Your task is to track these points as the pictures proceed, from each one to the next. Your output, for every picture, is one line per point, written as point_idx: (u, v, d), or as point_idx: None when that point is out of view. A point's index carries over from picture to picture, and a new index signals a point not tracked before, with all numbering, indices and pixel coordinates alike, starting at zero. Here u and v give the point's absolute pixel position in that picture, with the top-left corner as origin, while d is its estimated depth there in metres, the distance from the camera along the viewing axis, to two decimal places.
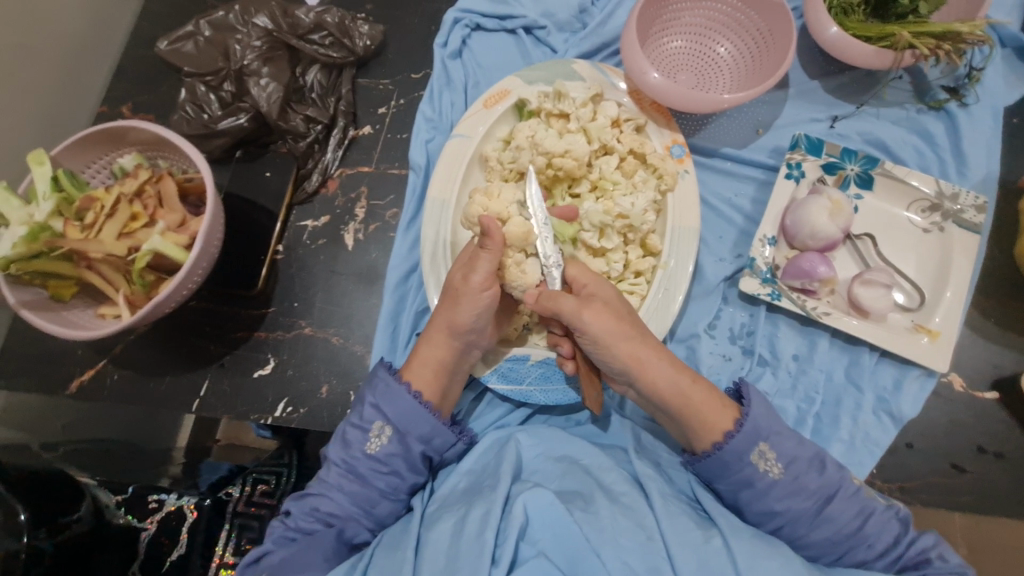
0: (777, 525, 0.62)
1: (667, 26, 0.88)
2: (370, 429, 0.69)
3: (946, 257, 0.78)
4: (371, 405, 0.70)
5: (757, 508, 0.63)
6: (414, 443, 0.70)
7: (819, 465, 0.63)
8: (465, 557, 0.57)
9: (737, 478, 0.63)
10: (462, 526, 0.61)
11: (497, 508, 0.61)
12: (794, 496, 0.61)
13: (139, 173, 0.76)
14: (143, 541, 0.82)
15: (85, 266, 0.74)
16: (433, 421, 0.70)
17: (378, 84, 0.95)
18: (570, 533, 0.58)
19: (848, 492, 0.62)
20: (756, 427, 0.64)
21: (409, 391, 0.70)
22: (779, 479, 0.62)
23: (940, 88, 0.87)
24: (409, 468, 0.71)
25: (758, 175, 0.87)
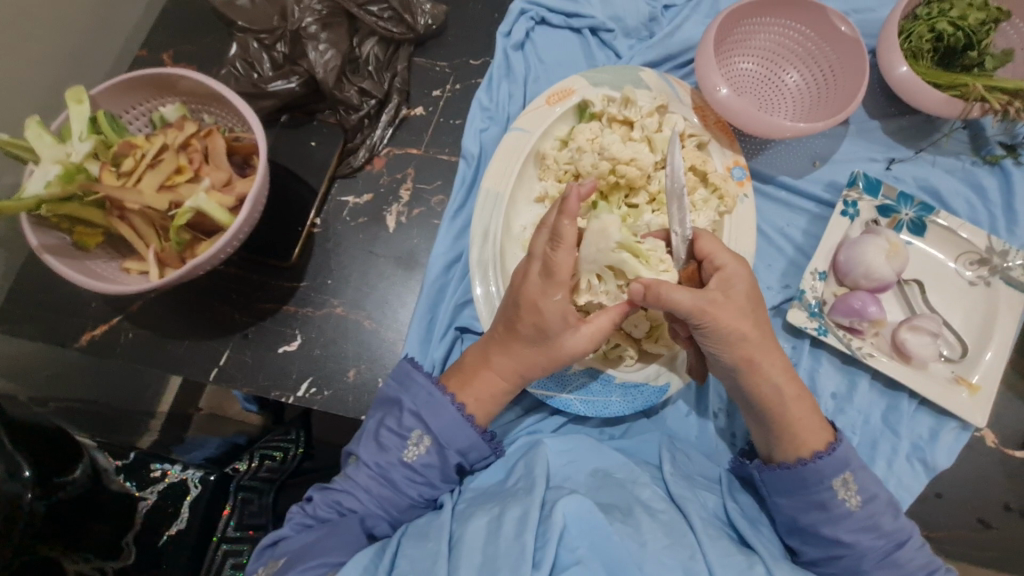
0: (835, 553, 0.61)
1: (738, 45, 0.87)
2: (409, 437, 0.67)
3: (991, 312, 0.78)
4: (411, 412, 0.68)
5: (821, 532, 0.62)
6: (452, 456, 0.68)
7: (893, 510, 0.63)
8: (505, 558, 0.55)
9: (810, 498, 0.63)
10: (499, 525, 0.59)
11: (535, 512, 0.59)
12: (864, 531, 0.61)
13: (185, 126, 0.71)
14: (140, 511, 0.77)
15: (116, 215, 0.69)
16: (473, 435, 0.68)
17: (435, 65, 0.92)
18: (609, 543, 0.56)
19: (918, 543, 0.62)
20: (846, 456, 0.63)
21: (453, 403, 0.68)
22: (855, 510, 0.62)
23: (997, 143, 0.87)
24: (443, 478, 0.69)
25: (811, 207, 0.86)
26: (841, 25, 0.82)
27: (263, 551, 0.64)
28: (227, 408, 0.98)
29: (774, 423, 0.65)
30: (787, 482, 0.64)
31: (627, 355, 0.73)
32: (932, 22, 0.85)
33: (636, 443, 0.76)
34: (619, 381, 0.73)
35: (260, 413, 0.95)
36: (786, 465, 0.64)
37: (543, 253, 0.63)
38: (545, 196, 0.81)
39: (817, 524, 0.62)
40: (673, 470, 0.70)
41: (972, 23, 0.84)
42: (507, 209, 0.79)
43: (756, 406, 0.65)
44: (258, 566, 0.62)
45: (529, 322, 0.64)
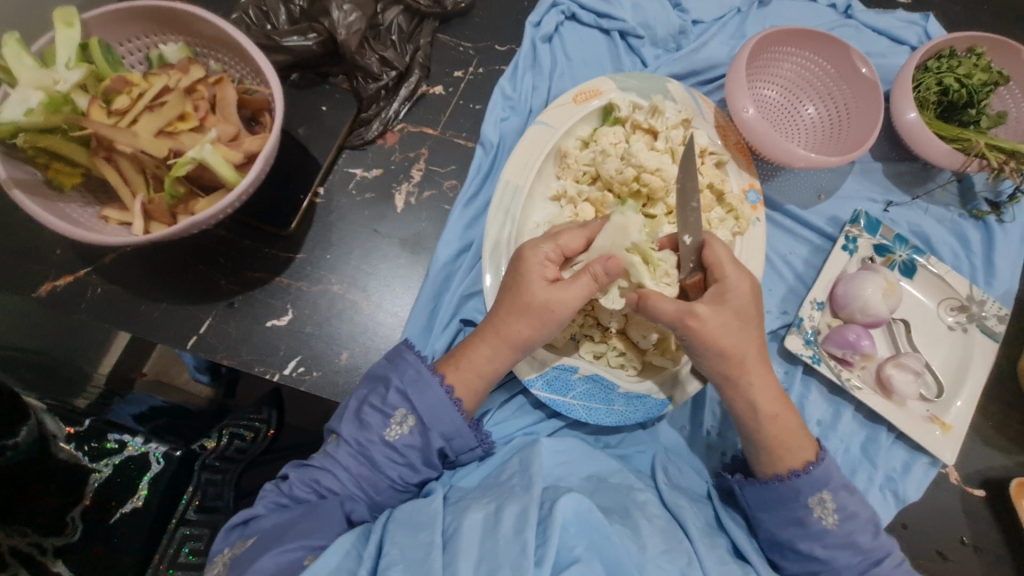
0: (810, 565, 0.63)
1: (762, 73, 0.89)
2: (392, 416, 0.63)
3: (966, 356, 0.83)
4: (398, 390, 0.63)
5: (797, 547, 0.63)
6: (436, 439, 0.63)
7: (872, 528, 0.64)
8: (505, 554, 0.52)
9: (788, 514, 0.64)
10: (496, 521, 0.56)
11: (535, 509, 0.56)
12: (841, 547, 0.62)
13: (192, 70, 0.65)
14: (92, 484, 0.72)
15: (102, 156, 0.62)
16: (459, 419, 0.64)
17: (459, 45, 0.88)
18: (609, 544, 0.55)
19: (894, 560, 0.62)
20: (825, 476, 0.64)
21: (442, 384, 0.64)
22: (831, 527, 0.62)
23: (983, 199, 0.91)
24: (424, 461, 0.65)
25: (813, 238, 0.89)
26: (861, 66, 0.85)
27: (231, 531, 0.59)
28: (173, 378, 0.76)
29: (764, 436, 0.66)
30: (768, 499, 0.65)
31: (631, 364, 0.73)
32: (940, 75, 0.89)
33: (630, 453, 0.77)
34: (623, 391, 0.73)
35: (210, 385, 0.76)
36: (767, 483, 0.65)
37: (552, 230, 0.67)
38: (562, 195, 0.79)
39: (796, 540, 0.63)
40: (666, 481, 0.71)
41: (976, 82, 0.87)
42: (524, 203, 0.77)
43: (753, 424, 0.66)
44: (225, 547, 0.57)
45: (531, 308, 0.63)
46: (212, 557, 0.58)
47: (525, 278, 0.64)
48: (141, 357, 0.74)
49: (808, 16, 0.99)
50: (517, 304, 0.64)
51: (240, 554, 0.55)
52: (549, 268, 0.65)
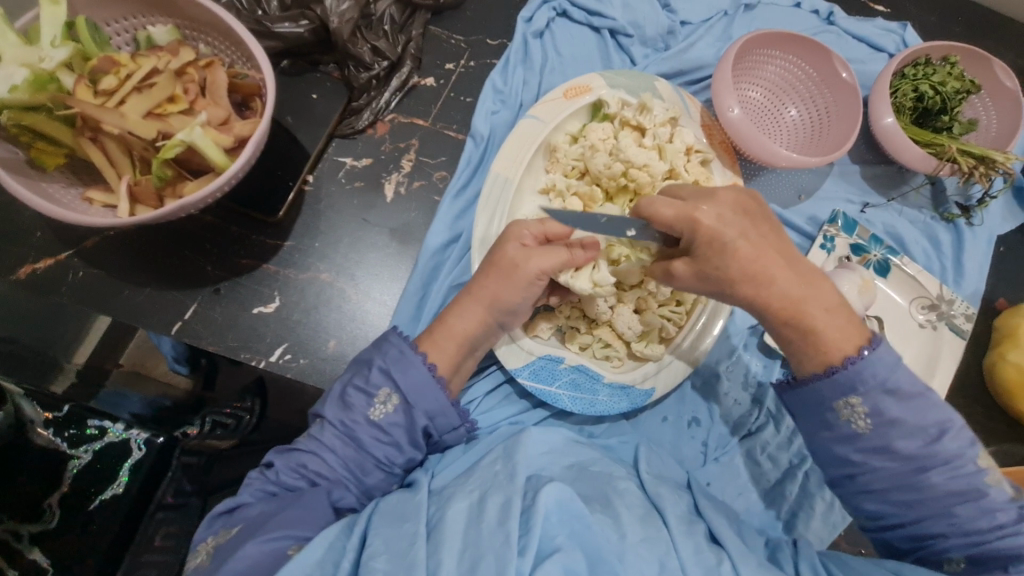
0: (849, 472, 0.60)
1: (748, 74, 0.91)
2: (376, 395, 0.63)
3: (936, 353, 0.86)
4: (381, 369, 0.63)
5: (833, 450, 0.61)
6: (420, 417, 0.64)
7: (922, 436, 0.57)
8: (489, 543, 0.53)
9: (817, 417, 0.61)
10: (480, 512, 0.57)
11: (518, 500, 0.57)
12: (876, 453, 0.58)
13: (182, 52, 0.64)
14: (70, 470, 0.68)
15: (88, 136, 0.62)
16: (443, 398, 0.64)
17: (450, 38, 0.89)
18: (589, 533, 0.56)
19: (947, 470, 0.57)
20: (860, 379, 0.57)
21: (424, 362, 0.64)
22: (864, 432, 0.58)
23: (954, 203, 0.95)
24: (410, 441, 0.64)
25: (793, 237, 0.91)
26: (842, 71, 0.87)
27: (215, 519, 0.58)
28: (150, 369, 0.77)
29: (791, 339, 0.61)
30: (798, 405, 0.63)
31: (615, 355, 0.75)
32: (916, 82, 0.92)
33: (614, 443, 0.78)
34: (608, 381, 0.74)
35: (190, 376, 0.77)
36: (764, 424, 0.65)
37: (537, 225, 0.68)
38: (550, 188, 0.81)
39: (830, 444, 0.61)
40: (649, 470, 0.73)
41: (949, 90, 0.90)
42: (513, 197, 0.78)
43: None
44: (207, 535, 0.57)
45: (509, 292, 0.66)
46: (194, 545, 0.57)
47: (503, 244, 0.67)
48: (118, 347, 0.75)
49: (792, 22, 1.01)
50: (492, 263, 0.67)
51: (224, 543, 0.55)
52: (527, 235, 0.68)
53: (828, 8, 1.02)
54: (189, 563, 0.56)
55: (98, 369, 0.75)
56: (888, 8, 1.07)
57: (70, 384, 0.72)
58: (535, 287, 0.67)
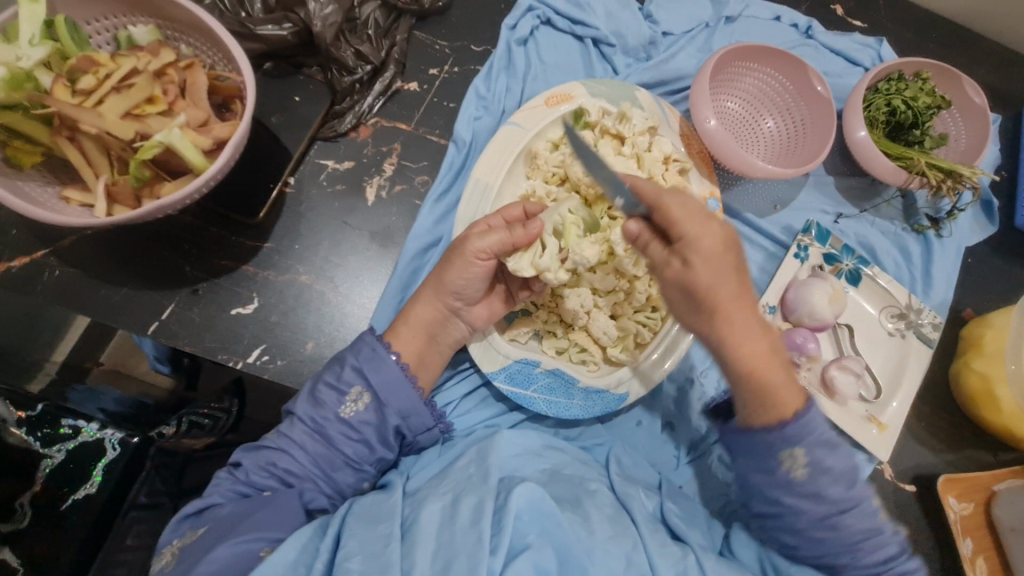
0: (775, 511, 0.64)
1: (727, 87, 0.94)
2: (347, 393, 0.63)
3: (903, 361, 0.88)
4: (353, 367, 0.64)
5: (767, 494, 0.64)
6: (392, 416, 0.65)
7: (846, 480, 0.63)
8: (462, 544, 0.54)
9: (760, 463, 0.63)
10: (454, 512, 0.58)
11: (490, 501, 0.58)
12: (806, 496, 0.62)
13: (162, 53, 0.65)
14: (43, 469, 0.68)
15: (65, 135, 0.61)
16: (415, 396, 0.66)
17: (435, 44, 0.90)
18: (558, 531, 0.57)
19: (861, 510, 0.63)
20: (802, 433, 0.61)
21: (397, 360, 0.65)
22: (799, 478, 0.62)
23: (924, 215, 0.97)
24: (380, 440, 0.65)
25: (768, 245, 0.93)
26: (817, 85, 0.90)
27: (183, 521, 0.58)
28: (130, 368, 0.75)
29: (746, 388, 0.62)
30: (745, 445, 0.63)
31: (591, 359, 0.77)
32: (888, 96, 0.95)
33: (589, 445, 0.79)
34: (582, 385, 0.75)
35: (171, 376, 0.76)
36: (743, 438, 0.64)
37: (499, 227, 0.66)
38: (530, 195, 0.81)
39: (764, 487, 0.64)
40: (619, 472, 0.75)
41: (920, 105, 0.93)
42: (493, 203, 0.79)
43: None
44: (174, 537, 0.56)
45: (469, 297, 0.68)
46: (161, 546, 0.57)
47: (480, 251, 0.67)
48: (97, 347, 0.74)
49: (771, 35, 1.04)
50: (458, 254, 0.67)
51: (192, 543, 0.55)
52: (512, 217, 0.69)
53: (807, 22, 1.05)
54: (154, 565, 0.56)
55: (75, 367, 0.74)
56: (865, 23, 1.09)
57: (46, 383, 0.72)
58: (473, 267, 0.66)
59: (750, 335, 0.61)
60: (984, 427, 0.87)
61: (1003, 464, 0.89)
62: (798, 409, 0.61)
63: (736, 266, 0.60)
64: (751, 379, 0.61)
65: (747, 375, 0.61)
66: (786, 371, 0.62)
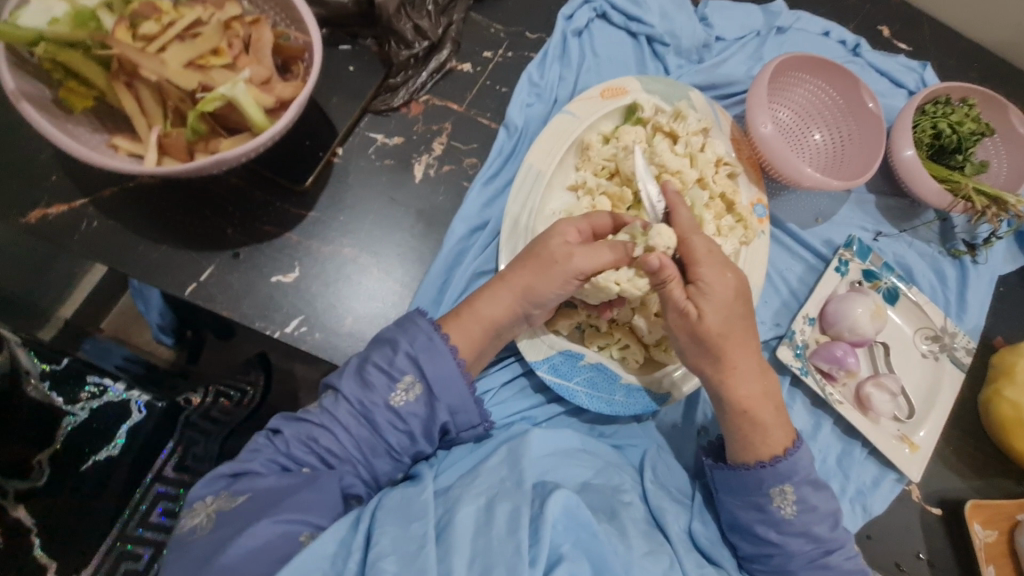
0: (766, 550, 0.65)
1: (779, 96, 0.93)
2: (399, 381, 0.60)
3: (937, 383, 0.88)
4: (406, 354, 0.61)
5: (756, 532, 0.65)
6: (441, 412, 0.62)
7: (833, 521, 0.65)
8: (499, 553, 0.48)
9: (750, 500, 0.66)
10: (489, 518, 0.52)
11: (527, 508, 0.52)
12: (796, 536, 0.64)
13: (228, 6, 0.62)
14: (65, 426, 0.69)
15: (122, 82, 0.59)
16: (468, 393, 0.63)
17: (490, 27, 0.88)
18: (598, 543, 0.52)
19: (847, 553, 0.65)
20: (793, 470, 0.64)
21: (453, 355, 0.62)
22: (790, 518, 0.64)
23: (961, 240, 0.97)
24: (424, 434, 0.63)
25: (809, 258, 0.93)
26: (869, 101, 0.89)
27: (217, 479, 0.55)
28: (132, 336, 0.94)
29: (734, 428, 0.67)
30: (734, 483, 0.67)
31: (633, 358, 0.75)
32: (935, 119, 0.94)
33: (624, 445, 0.77)
34: (625, 381, 0.74)
35: (174, 349, 0.90)
36: (747, 468, 0.66)
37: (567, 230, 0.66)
38: (579, 186, 0.80)
39: (752, 524, 0.65)
40: (653, 480, 0.71)
41: (966, 130, 0.93)
42: (543, 191, 0.78)
43: (743, 430, 0.66)
44: (207, 494, 0.54)
45: (520, 285, 0.66)
46: (191, 501, 0.54)
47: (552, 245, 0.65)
48: (101, 314, 0.92)
49: (822, 48, 1.03)
50: (531, 253, 0.67)
51: (229, 511, 0.52)
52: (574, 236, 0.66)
53: (855, 39, 1.04)
54: (185, 519, 0.53)
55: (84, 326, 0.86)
56: (910, 45, 1.09)
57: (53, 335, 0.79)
58: (570, 288, 0.66)
59: (749, 382, 0.65)
60: (1012, 456, 0.87)
61: None
62: (789, 447, 0.65)
63: (743, 314, 0.64)
64: (748, 418, 0.65)
65: (741, 414, 0.66)
66: (779, 414, 0.66)
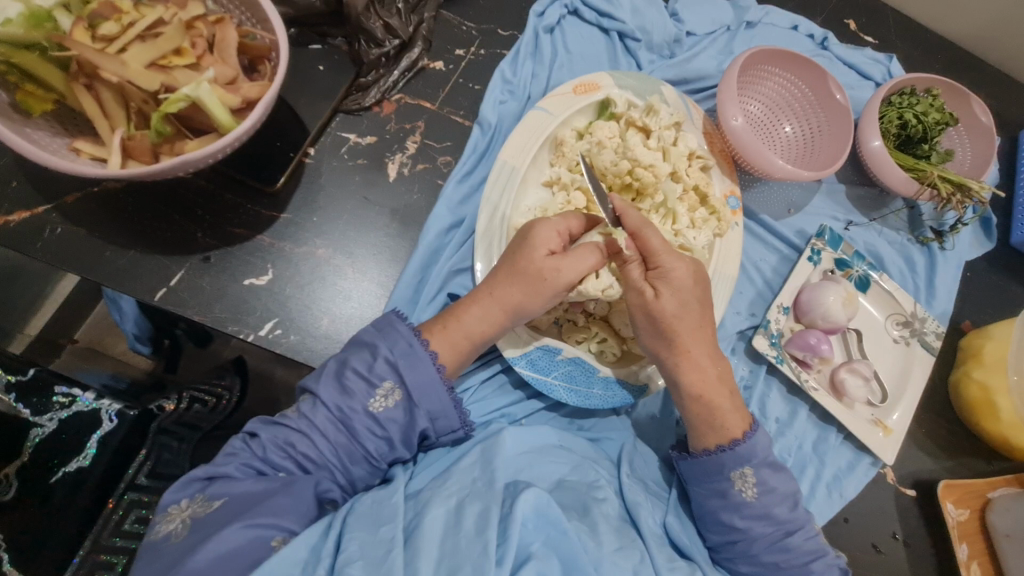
0: (731, 537, 0.66)
1: (750, 89, 0.95)
2: (378, 387, 0.60)
3: (908, 368, 0.90)
4: (386, 360, 0.61)
5: (720, 518, 0.66)
6: (421, 418, 0.62)
7: (790, 502, 0.66)
8: (466, 553, 0.48)
9: (711, 487, 0.67)
10: (458, 520, 0.52)
11: (497, 509, 0.52)
12: (758, 519, 0.65)
13: (190, 5, 0.62)
14: (31, 440, 0.69)
15: (82, 83, 0.58)
16: (448, 398, 0.63)
17: (461, 24, 0.88)
18: (566, 542, 0.51)
19: (806, 533, 0.66)
20: (751, 453, 0.66)
21: (434, 361, 0.62)
22: (751, 501, 0.65)
23: (929, 227, 0.99)
24: (403, 441, 0.62)
25: (782, 248, 0.95)
26: (837, 93, 0.91)
27: (191, 483, 0.55)
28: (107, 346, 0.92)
29: (692, 415, 0.68)
30: (697, 471, 0.68)
31: (610, 351, 0.76)
32: (901, 110, 0.96)
33: (602, 437, 0.78)
34: (603, 374, 0.75)
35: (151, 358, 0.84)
36: (707, 452, 0.67)
37: (535, 228, 0.67)
38: (555, 182, 0.80)
39: (718, 511, 0.66)
40: (630, 474, 0.71)
41: (931, 120, 0.94)
42: (518, 187, 0.78)
43: (718, 420, 0.67)
44: (181, 499, 0.53)
45: (498, 286, 0.66)
46: (165, 506, 0.54)
47: (529, 244, 0.65)
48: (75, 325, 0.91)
49: (791, 42, 1.05)
50: (511, 261, 0.66)
51: (204, 516, 0.52)
52: (554, 240, 0.66)
53: (823, 33, 1.06)
54: (158, 526, 0.52)
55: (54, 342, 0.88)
56: (876, 39, 1.12)
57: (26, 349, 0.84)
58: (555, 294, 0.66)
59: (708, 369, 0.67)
60: (981, 435, 0.89)
61: (995, 472, 0.91)
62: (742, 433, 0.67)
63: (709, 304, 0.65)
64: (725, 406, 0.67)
65: (696, 400, 0.67)
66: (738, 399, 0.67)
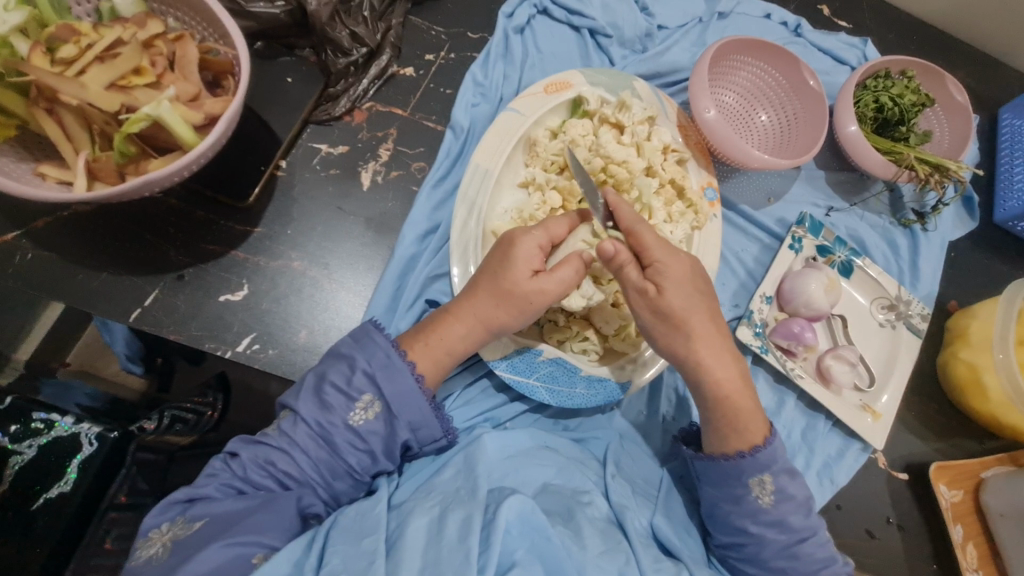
0: (740, 540, 0.65)
1: (722, 79, 0.95)
2: (358, 400, 0.60)
3: (894, 352, 0.89)
4: (364, 372, 0.60)
5: (732, 521, 0.66)
6: (402, 429, 0.61)
7: (805, 510, 0.66)
8: (447, 562, 0.48)
9: (727, 491, 0.66)
10: (440, 528, 0.51)
11: (478, 516, 0.52)
12: (771, 526, 0.64)
13: (149, 23, 0.62)
14: (13, 465, 0.68)
15: (43, 107, 0.58)
16: (428, 408, 0.62)
17: (431, 30, 0.88)
18: (550, 546, 0.51)
19: (806, 527, 0.65)
20: (771, 459, 0.65)
21: (412, 371, 0.62)
22: (766, 506, 0.64)
23: (911, 210, 0.99)
24: (386, 454, 0.62)
25: (764, 238, 0.94)
26: (810, 80, 0.91)
27: (171, 506, 0.54)
28: (101, 370, 0.73)
29: (715, 417, 0.67)
30: (713, 474, 0.67)
31: (592, 349, 0.76)
32: (876, 93, 0.96)
33: (588, 437, 0.78)
34: (585, 373, 0.74)
35: (144, 377, 0.75)
36: (727, 458, 0.66)
37: (513, 240, 0.65)
38: (530, 183, 0.80)
39: (731, 515, 0.65)
40: (618, 473, 0.71)
41: (907, 102, 0.94)
42: (493, 188, 0.78)
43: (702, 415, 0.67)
44: (160, 523, 0.53)
45: (474, 295, 0.65)
46: (145, 531, 0.53)
47: (512, 266, 0.63)
48: (65, 347, 0.71)
49: (764, 31, 1.05)
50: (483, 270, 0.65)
51: (184, 539, 0.51)
52: (536, 258, 0.65)
53: (796, 20, 1.06)
54: (137, 552, 0.52)
55: None
56: (850, 23, 1.11)
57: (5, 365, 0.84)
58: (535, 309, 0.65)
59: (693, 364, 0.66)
60: (971, 416, 0.89)
61: (987, 452, 0.91)
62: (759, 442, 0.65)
63: (691, 298, 0.64)
64: (710, 398, 0.66)
65: (719, 402, 0.66)
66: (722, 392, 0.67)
